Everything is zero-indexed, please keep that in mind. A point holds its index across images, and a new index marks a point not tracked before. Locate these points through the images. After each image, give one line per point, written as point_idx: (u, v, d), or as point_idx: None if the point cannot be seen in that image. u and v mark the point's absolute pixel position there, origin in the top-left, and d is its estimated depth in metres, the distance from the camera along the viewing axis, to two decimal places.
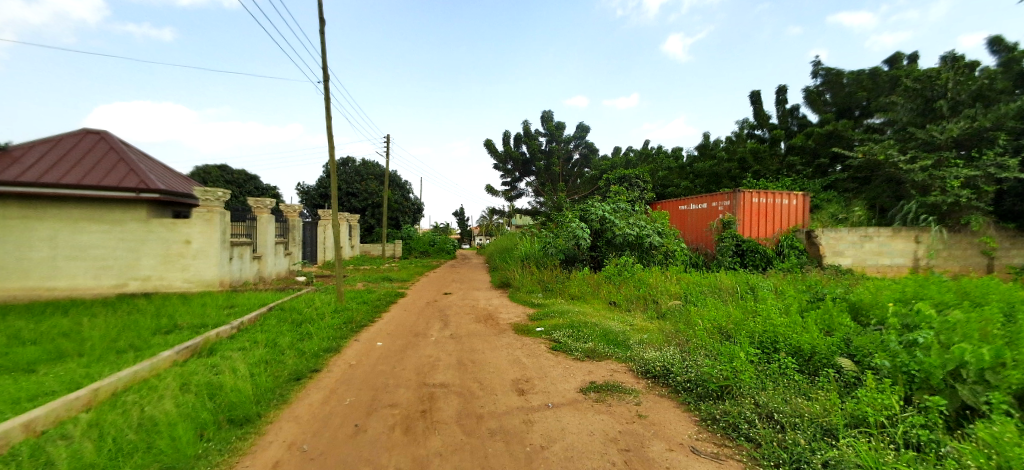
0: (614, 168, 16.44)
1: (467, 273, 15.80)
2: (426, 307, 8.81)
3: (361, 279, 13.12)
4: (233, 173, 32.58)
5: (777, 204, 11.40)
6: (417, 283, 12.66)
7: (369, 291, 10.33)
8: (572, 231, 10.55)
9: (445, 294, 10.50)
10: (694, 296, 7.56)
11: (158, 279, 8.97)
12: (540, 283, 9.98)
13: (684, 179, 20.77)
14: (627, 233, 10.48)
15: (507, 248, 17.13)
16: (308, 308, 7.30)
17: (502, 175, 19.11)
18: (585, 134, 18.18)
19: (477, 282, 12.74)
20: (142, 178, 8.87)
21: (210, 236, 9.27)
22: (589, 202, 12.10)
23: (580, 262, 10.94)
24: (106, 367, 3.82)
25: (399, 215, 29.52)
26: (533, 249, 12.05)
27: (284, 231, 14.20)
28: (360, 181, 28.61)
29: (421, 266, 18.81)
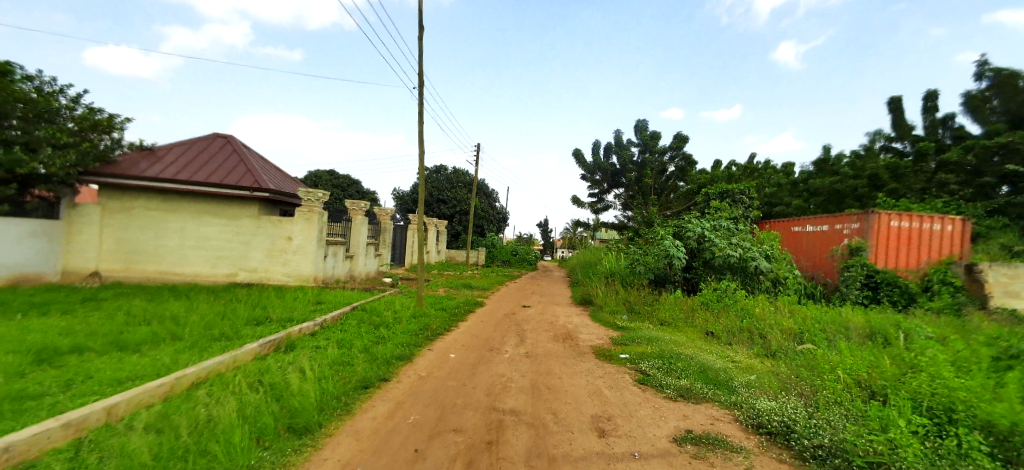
0: (714, 182, 14.93)
1: (546, 286, 15.30)
2: (502, 319, 8.50)
3: (441, 284, 13.28)
4: (340, 177, 36.19)
5: (925, 230, 8.59)
6: (495, 293, 12.49)
7: (447, 297, 10.32)
8: (665, 250, 9.65)
9: (523, 307, 10.16)
10: (816, 335, 6.16)
11: (263, 271, 10.34)
12: (625, 304, 9.13)
13: (798, 196, 18.15)
14: (728, 254, 9.20)
15: (591, 262, 16.33)
16: (387, 311, 7.42)
17: (589, 186, 18.42)
18: (683, 145, 16.78)
19: (557, 296, 12.21)
20: (255, 179, 10.32)
21: (309, 233, 10.38)
22: (685, 218, 10.98)
23: (671, 284, 10.00)
24: (195, 359, 4.20)
25: (484, 222, 30.18)
26: (618, 265, 11.26)
27: (375, 233, 15.08)
28: (449, 188, 29.62)
29: (501, 275, 18.78)
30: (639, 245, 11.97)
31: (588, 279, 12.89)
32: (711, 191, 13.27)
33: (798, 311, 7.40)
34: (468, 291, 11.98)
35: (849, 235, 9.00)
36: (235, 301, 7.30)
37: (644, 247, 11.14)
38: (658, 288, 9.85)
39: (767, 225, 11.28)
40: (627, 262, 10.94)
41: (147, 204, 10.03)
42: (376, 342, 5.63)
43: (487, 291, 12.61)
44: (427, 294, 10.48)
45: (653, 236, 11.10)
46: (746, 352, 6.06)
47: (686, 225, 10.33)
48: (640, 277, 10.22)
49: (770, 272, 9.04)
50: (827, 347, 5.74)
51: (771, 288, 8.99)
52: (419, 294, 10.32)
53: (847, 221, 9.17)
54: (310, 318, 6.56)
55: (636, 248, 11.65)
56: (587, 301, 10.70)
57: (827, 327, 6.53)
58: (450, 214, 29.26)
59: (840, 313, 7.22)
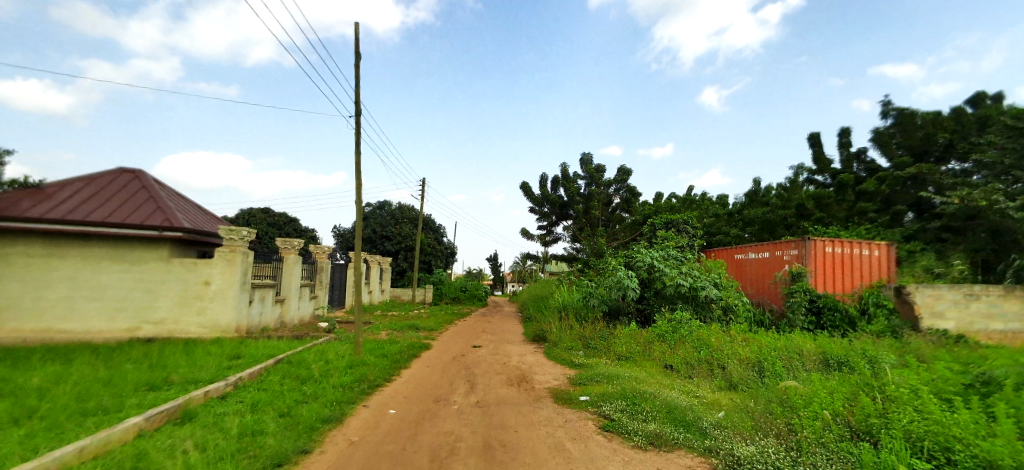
0: (658, 213, 15.39)
1: (498, 323, 14.68)
2: (451, 363, 7.77)
3: (385, 327, 12.28)
4: (276, 214, 33.85)
5: (855, 255, 9.16)
6: (444, 333, 11.69)
7: (390, 342, 9.43)
8: (618, 280, 9.53)
9: (473, 347, 9.47)
10: (771, 363, 6.09)
11: (172, 322, 8.93)
12: (581, 339, 8.74)
13: (733, 226, 19.25)
14: (680, 283, 9.24)
15: (542, 296, 16.00)
16: (319, 362, 6.49)
17: (539, 219, 18.38)
18: (627, 177, 17.33)
19: (509, 333, 11.65)
20: (166, 216, 9.07)
21: (230, 277, 9.20)
22: (634, 248, 11.02)
23: (623, 316, 9.78)
24: (41, 446, 3.11)
25: (432, 259, 29.24)
26: (570, 298, 10.96)
27: (312, 274, 13.87)
28: (394, 224, 28.70)
29: (450, 313, 17.89)
30: (590, 277, 11.80)
31: (540, 314, 12.47)
32: (656, 221, 13.63)
33: (750, 338, 7.41)
34: (414, 334, 11.11)
35: (789, 261, 9.40)
36: (129, 361, 6.07)
37: (596, 279, 11.00)
38: (612, 320, 9.64)
39: (711, 252, 11.61)
40: (579, 294, 10.69)
41: (24, 250, 8.38)
42: (300, 402, 4.75)
43: (435, 332, 11.79)
44: (367, 339, 9.53)
45: (604, 266, 11.00)
46: (707, 385, 5.81)
47: (636, 255, 10.35)
48: (592, 310, 9.88)
49: (719, 299, 9.14)
50: (785, 376, 5.64)
51: (721, 316, 9.06)
52: (359, 339, 9.37)
53: (786, 248, 9.61)
54: (222, 377, 5.50)
55: (587, 280, 11.47)
56: (541, 338, 10.23)
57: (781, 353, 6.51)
58: (397, 251, 28.07)
59: (788, 340, 7.33)
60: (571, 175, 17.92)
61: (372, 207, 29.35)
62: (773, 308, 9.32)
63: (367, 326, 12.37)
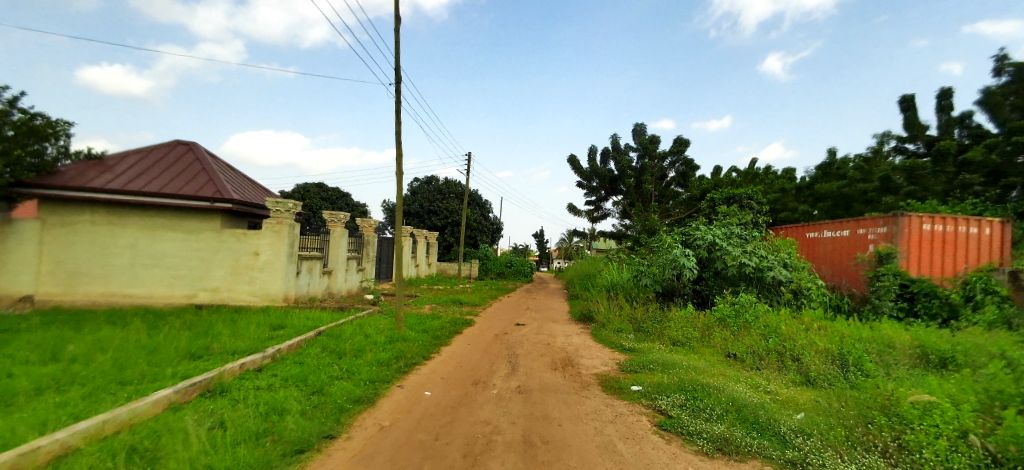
0: (718, 187, 14.15)
1: (542, 300, 14.31)
2: (493, 341, 7.48)
3: (428, 301, 12.26)
4: (330, 190, 35.24)
5: (962, 235, 7.71)
6: (487, 309, 11.49)
7: (432, 316, 9.31)
8: (674, 260, 8.79)
9: (516, 325, 9.15)
10: (858, 355, 5.22)
11: (225, 291, 9.28)
12: (631, 321, 8.13)
13: (804, 201, 17.40)
14: (744, 264, 8.34)
15: (589, 273, 15.40)
16: (359, 335, 6.42)
17: (586, 193, 17.56)
18: (683, 148, 16.04)
19: (554, 312, 11.25)
20: (217, 189, 9.34)
21: (277, 248, 9.37)
22: (692, 225, 10.12)
23: (677, 297, 9.13)
24: (77, 413, 3.11)
25: (476, 234, 29.27)
26: (619, 277, 10.34)
27: (359, 247, 14.10)
28: (440, 199, 28.86)
29: (494, 289, 17.74)
30: (641, 256, 11.06)
31: (587, 293, 11.94)
32: (717, 196, 12.49)
33: (830, 326, 6.46)
34: (457, 309, 10.97)
35: (875, 241, 8.14)
36: (182, 329, 6.28)
37: (647, 257, 10.30)
38: (665, 302, 9.00)
39: (780, 231, 10.45)
40: (630, 273, 10.07)
41: (96, 219, 8.95)
42: (333, 380, 4.62)
43: (478, 308, 11.60)
44: (409, 313, 9.46)
45: (658, 244, 10.21)
46: (779, 378, 5.08)
47: (693, 233, 9.51)
48: (643, 290, 9.29)
49: (790, 282, 8.14)
50: (878, 375, 4.78)
51: (792, 301, 8.09)
52: (401, 313, 9.32)
53: (872, 226, 8.32)
54: (264, 348, 5.53)
55: (638, 259, 10.75)
56: (587, 318, 9.73)
57: (871, 344, 5.58)
58: (442, 226, 28.32)
59: (877, 327, 6.33)
60: (621, 147, 16.87)
61: (418, 183, 29.66)
62: (853, 292, 8.15)
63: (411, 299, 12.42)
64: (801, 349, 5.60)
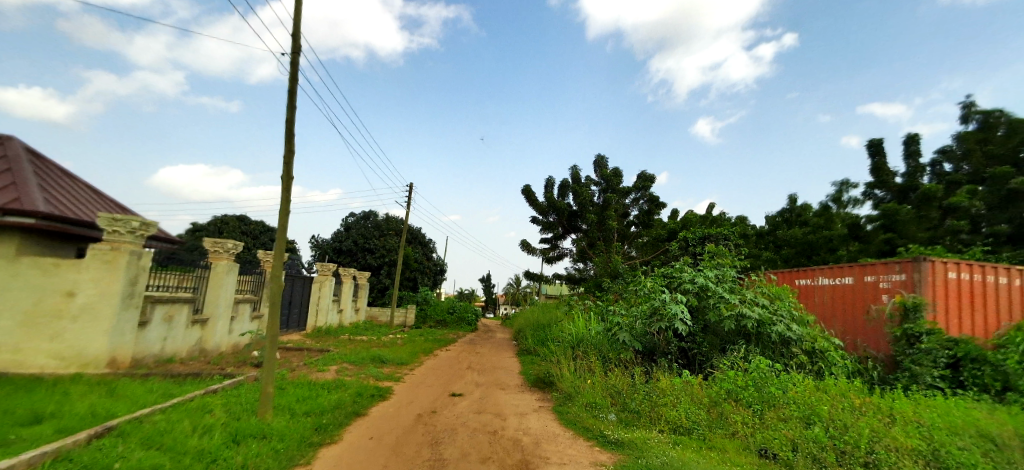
0: (686, 227, 12.94)
1: (486, 356, 11.86)
2: (411, 429, 4.98)
3: (339, 360, 9.43)
4: (252, 224, 31.18)
5: (991, 286, 6.53)
6: (418, 371, 8.91)
7: (331, 385, 6.63)
8: (663, 312, 6.99)
9: (451, 398, 6.62)
10: (951, 447, 3.43)
11: (9, 352, 6.03)
12: (608, 393, 6.00)
13: (763, 248, 16.81)
14: (746, 315, 6.68)
15: (543, 324, 13.23)
16: (162, 440, 3.68)
17: (542, 230, 15.82)
18: (649, 184, 14.97)
19: (505, 374, 8.82)
20: (19, 194, 6.36)
21: (106, 285, 6.33)
22: (674, 266, 8.48)
23: (660, 355, 7.18)
24: None
25: (418, 276, 26.49)
26: (586, 330, 8.24)
27: (256, 288, 11.12)
28: (378, 236, 26.04)
29: (431, 341, 15.01)
30: (611, 304, 9.06)
31: (545, 349, 9.70)
32: (690, 236, 11.17)
33: (881, 404, 4.62)
34: (373, 371, 8.27)
35: (890, 290, 6.80)
36: None
37: (622, 305, 8.41)
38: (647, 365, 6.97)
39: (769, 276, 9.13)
40: (602, 325, 8.09)
41: None
42: None
43: (403, 370, 8.94)
44: (298, 380, 6.71)
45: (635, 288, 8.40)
46: None
47: (678, 274, 7.78)
48: (619, 347, 7.20)
49: (800, 338, 6.54)
50: None
51: (802, 363, 6.46)
52: (287, 381, 6.59)
53: (883, 272, 6.98)
54: None
55: (610, 308, 8.75)
56: (545, 384, 7.47)
57: (964, 429, 3.80)
58: (379, 266, 25.27)
59: (945, 403, 4.63)
60: (583, 180, 15.53)
61: (356, 217, 26.75)
62: (874, 355, 6.67)
63: (317, 358, 9.51)
64: (870, 440, 3.64)
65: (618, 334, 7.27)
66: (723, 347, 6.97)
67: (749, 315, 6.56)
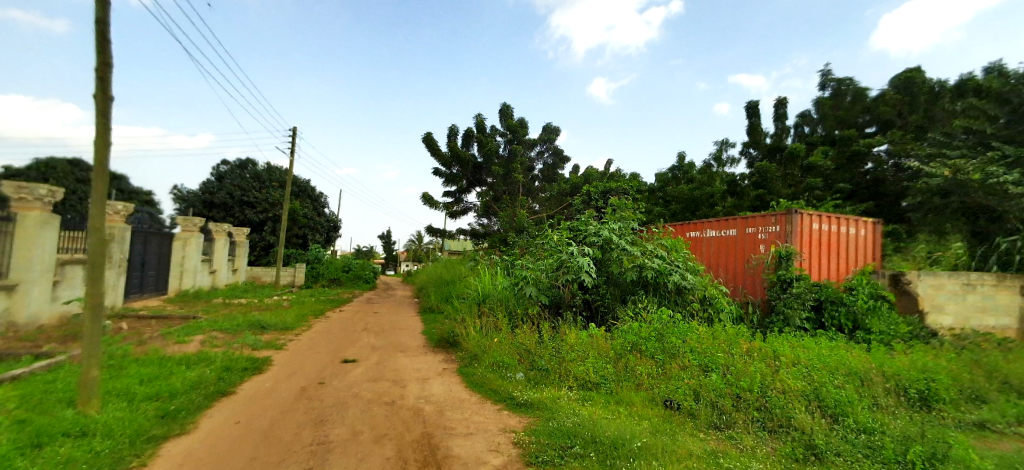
0: (589, 182, 13.18)
1: (385, 316, 11.11)
2: (292, 408, 4.17)
3: (207, 328, 7.95)
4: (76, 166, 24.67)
5: (841, 235, 7.54)
6: (303, 336, 7.84)
7: (190, 359, 5.40)
8: (569, 265, 6.87)
9: (343, 366, 5.89)
10: (830, 388, 3.83)
11: None
12: (518, 350, 5.75)
13: (654, 204, 18.12)
14: (647, 267, 6.89)
15: (448, 280, 12.75)
16: None
17: (446, 182, 14.94)
18: (553, 136, 14.85)
19: (406, 335, 8.23)
20: None
21: None
22: (580, 218, 8.36)
23: (565, 308, 7.19)
24: None
25: (309, 232, 24.03)
26: (493, 286, 7.92)
27: None
28: (258, 187, 22.69)
29: (325, 301, 13.73)
30: (516, 259, 8.82)
31: (449, 306, 9.26)
32: (593, 190, 11.35)
33: (768, 347, 5.06)
34: (250, 339, 7.07)
35: (766, 240, 7.48)
36: None
37: (528, 259, 8.20)
38: (553, 318, 6.92)
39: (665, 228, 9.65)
40: (508, 281, 7.83)
41: None
42: None
43: (289, 335, 7.85)
44: (145, 356, 5.31)
45: (541, 242, 8.19)
46: (765, 447, 3.19)
47: (584, 228, 7.69)
48: (525, 302, 7.00)
49: (694, 286, 6.97)
50: (894, 433, 3.20)
51: (694, 309, 6.94)
52: (128, 358, 5.19)
53: (760, 225, 7.66)
54: None
55: (515, 262, 8.50)
56: (450, 343, 7.07)
57: (835, 370, 4.31)
58: (261, 220, 22.19)
59: (816, 343, 5.23)
60: (488, 130, 14.77)
61: (226, 164, 22.81)
62: (751, 300, 7.50)
63: (176, 328, 7.90)
64: (767, 388, 3.91)
65: (526, 289, 7.05)
66: (624, 298, 7.20)
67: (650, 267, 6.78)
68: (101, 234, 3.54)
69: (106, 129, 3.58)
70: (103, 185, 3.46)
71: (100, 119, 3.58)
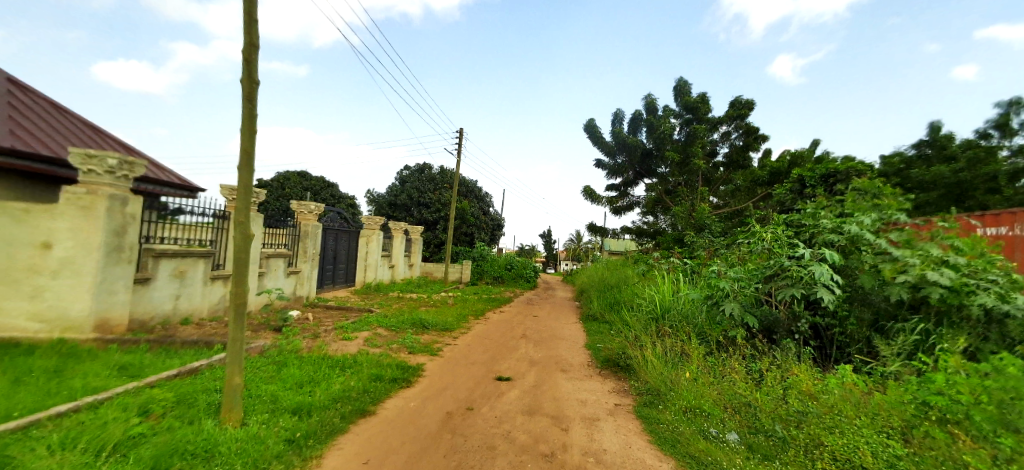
0: (800, 164, 9.98)
1: (546, 321, 10.27)
2: (427, 446, 3.35)
3: (374, 323, 8.23)
4: (313, 180, 31.67)
5: None
6: (459, 340, 7.46)
7: (344, 361, 5.25)
8: (796, 274, 4.56)
9: (495, 385, 5.05)
10: None
11: None
12: (722, 395, 3.95)
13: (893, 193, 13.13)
14: (935, 282, 4.03)
15: (614, 285, 11.21)
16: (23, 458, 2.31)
17: (609, 174, 13.47)
18: (745, 111, 11.94)
19: (567, 350, 7.05)
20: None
21: (85, 236, 5.19)
22: (806, 210, 5.93)
23: (780, 335, 4.85)
24: None
25: (474, 230, 25.35)
26: (672, 300, 6.13)
27: (290, 242, 10.06)
28: (432, 190, 25.07)
29: (484, 300, 13.70)
30: (704, 266, 6.79)
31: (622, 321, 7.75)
32: (807, 175, 8.29)
33: None
34: (410, 341, 6.89)
35: None
36: None
37: (723, 267, 6.10)
38: (762, 350, 4.70)
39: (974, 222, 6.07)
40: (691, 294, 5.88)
41: None
42: None
43: (443, 338, 7.51)
44: (309, 354, 5.45)
45: (741, 245, 6.09)
46: None
47: (810, 221, 5.18)
48: (720, 322, 4.98)
49: None
50: None
51: None
52: (295, 355, 5.33)
53: None
54: None
55: (706, 270, 6.46)
56: (624, 369, 5.59)
57: None
58: (434, 220, 24.35)
59: None
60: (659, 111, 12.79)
61: (409, 170, 25.89)
62: None
63: (349, 321, 8.38)
64: None
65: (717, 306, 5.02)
66: (886, 327, 4.47)
67: (943, 284, 3.92)
68: (245, 227, 3.37)
69: (254, 123, 3.41)
70: (244, 174, 3.24)
71: (248, 108, 3.41)
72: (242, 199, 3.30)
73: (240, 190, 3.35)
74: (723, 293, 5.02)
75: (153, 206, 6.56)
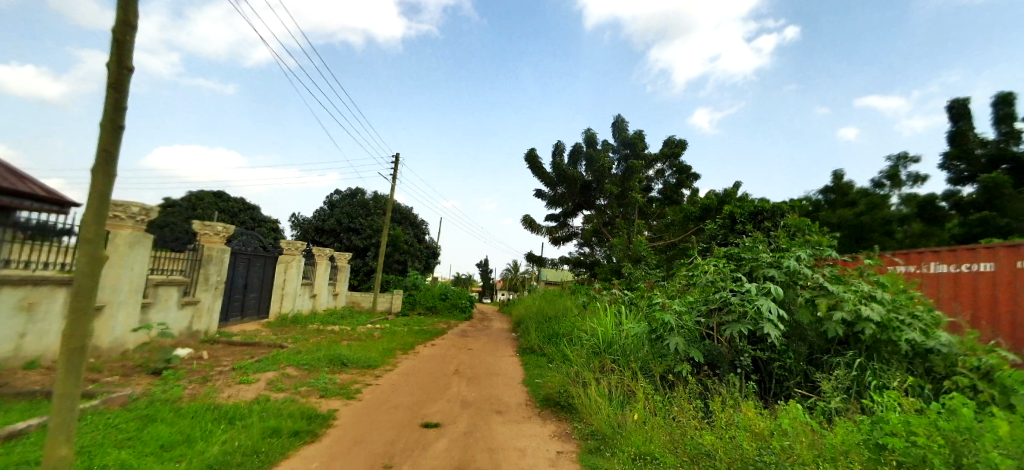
0: (724, 202, 10.73)
1: (480, 355, 9.73)
2: None
3: (283, 362, 7.17)
4: (229, 200, 28.78)
5: None
6: (384, 379, 6.70)
7: (233, 412, 4.34)
8: (745, 308, 4.67)
9: (423, 434, 4.44)
10: None
11: None
12: (672, 436, 3.71)
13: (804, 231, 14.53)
14: (867, 317, 4.35)
15: (552, 317, 11.00)
16: None
17: (550, 205, 13.54)
18: (678, 151, 12.84)
19: (503, 388, 6.57)
20: None
21: None
22: (734, 244, 6.17)
23: (723, 369, 4.88)
24: None
25: (408, 258, 24.32)
26: (616, 333, 5.99)
27: (189, 268, 8.69)
28: (365, 215, 23.86)
29: (416, 332, 12.85)
30: (645, 297, 6.77)
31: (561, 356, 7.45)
32: (738, 211, 8.98)
33: None
34: (324, 383, 6.00)
35: None
36: None
37: (665, 300, 6.12)
38: (709, 386, 4.70)
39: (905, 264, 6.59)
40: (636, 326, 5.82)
41: None
42: None
43: (364, 377, 6.68)
44: (191, 405, 4.46)
45: (681, 279, 6.15)
46: None
47: (748, 255, 5.36)
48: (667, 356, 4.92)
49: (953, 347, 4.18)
50: None
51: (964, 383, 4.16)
52: (171, 408, 4.32)
53: None
54: None
55: (648, 302, 6.45)
56: (565, 409, 5.27)
57: None
58: (365, 247, 22.99)
59: None
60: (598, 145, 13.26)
61: (340, 194, 24.46)
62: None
63: (253, 360, 7.23)
64: None
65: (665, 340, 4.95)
66: (821, 360, 4.73)
67: (875, 319, 4.27)
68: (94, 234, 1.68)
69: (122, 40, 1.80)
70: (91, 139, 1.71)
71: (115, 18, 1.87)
72: (101, 174, 1.76)
73: (94, 160, 1.80)
74: (668, 326, 4.93)
75: (11, 221, 5.29)
